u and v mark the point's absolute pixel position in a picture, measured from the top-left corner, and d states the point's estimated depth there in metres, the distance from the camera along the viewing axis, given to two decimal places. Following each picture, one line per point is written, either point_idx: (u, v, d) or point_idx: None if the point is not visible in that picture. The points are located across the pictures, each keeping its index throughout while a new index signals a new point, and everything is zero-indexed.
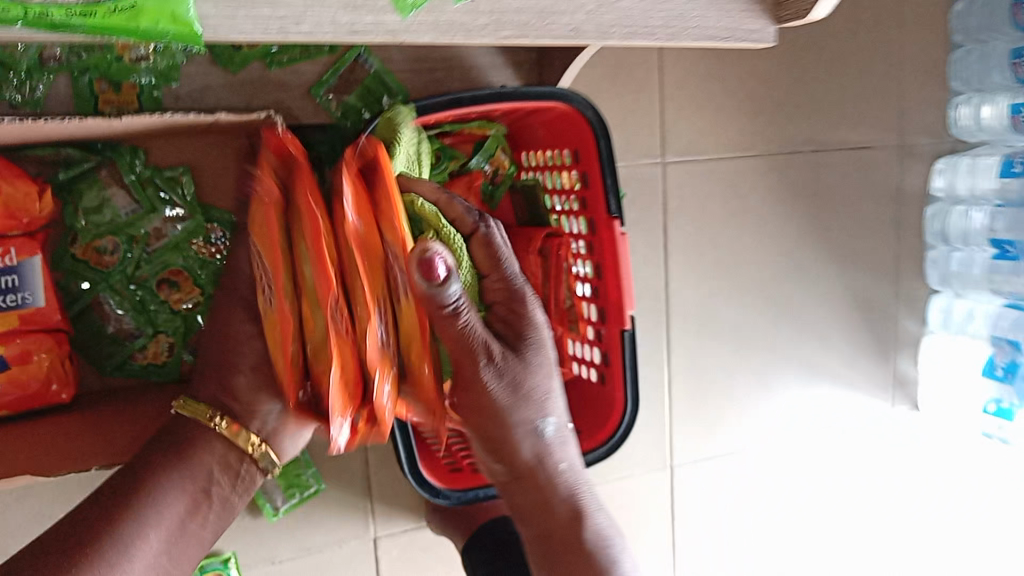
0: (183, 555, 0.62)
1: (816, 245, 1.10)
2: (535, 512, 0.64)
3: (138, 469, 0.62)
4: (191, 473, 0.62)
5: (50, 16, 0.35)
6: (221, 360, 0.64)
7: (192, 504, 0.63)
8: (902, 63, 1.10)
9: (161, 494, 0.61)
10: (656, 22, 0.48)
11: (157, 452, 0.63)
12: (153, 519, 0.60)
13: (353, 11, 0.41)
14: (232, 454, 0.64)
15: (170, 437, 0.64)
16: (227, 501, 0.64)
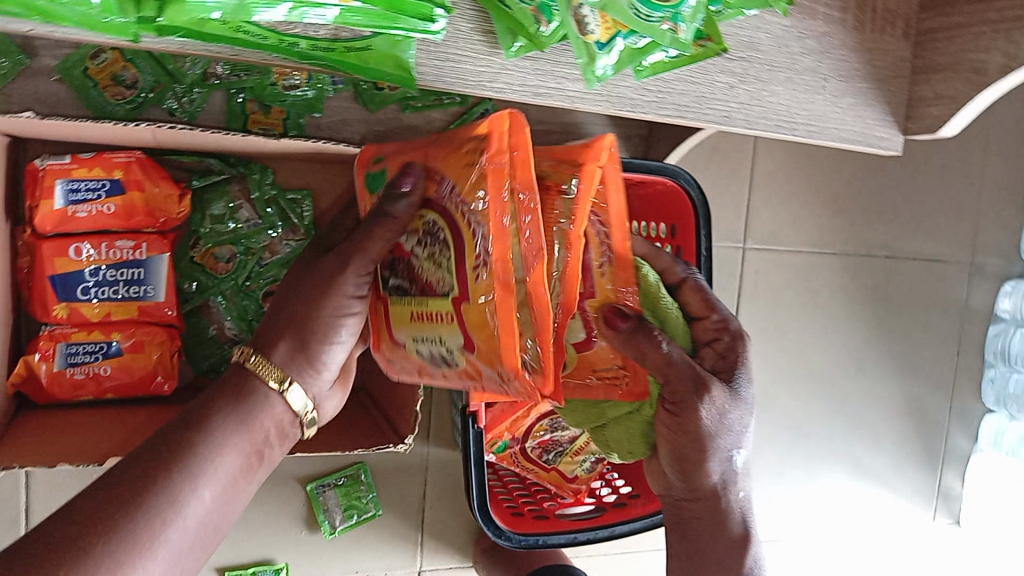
0: (212, 534, 0.49)
1: (878, 347, 1.12)
2: (699, 524, 0.64)
3: (198, 418, 0.50)
4: (251, 428, 0.51)
5: (297, 47, 0.39)
6: (290, 315, 0.53)
7: (250, 458, 0.51)
8: (981, 184, 1.14)
9: (213, 445, 0.49)
10: (798, 119, 0.53)
11: (213, 399, 0.51)
12: (207, 474, 0.48)
13: (540, 76, 0.45)
14: (287, 417, 0.53)
15: (223, 390, 0.52)
16: (274, 466, 0.53)
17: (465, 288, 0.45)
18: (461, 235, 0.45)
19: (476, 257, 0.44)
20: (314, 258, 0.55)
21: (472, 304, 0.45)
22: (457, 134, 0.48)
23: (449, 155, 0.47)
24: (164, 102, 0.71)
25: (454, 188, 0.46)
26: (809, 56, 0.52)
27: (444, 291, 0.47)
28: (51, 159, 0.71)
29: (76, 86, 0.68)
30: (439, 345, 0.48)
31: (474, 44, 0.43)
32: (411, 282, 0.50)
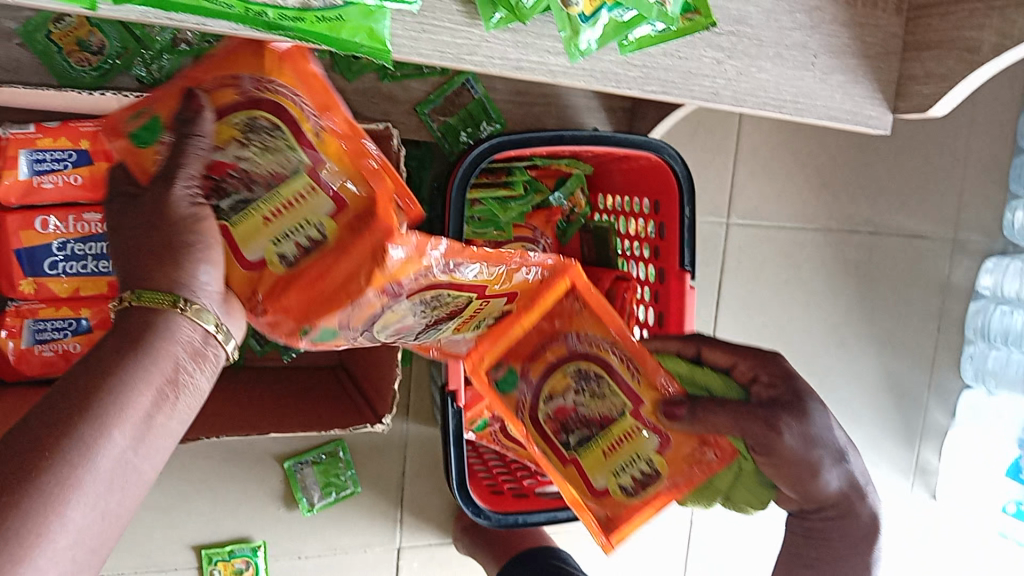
0: (135, 483, 0.41)
1: (858, 323, 1.12)
2: (830, 535, 0.60)
3: (96, 362, 0.41)
4: (154, 362, 0.42)
5: (264, 16, 0.37)
6: (133, 241, 0.44)
7: (161, 395, 0.42)
8: (965, 160, 1.13)
9: (114, 383, 0.40)
10: (786, 96, 0.51)
11: (107, 341, 0.42)
12: (116, 420, 0.40)
13: (522, 48, 0.43)
14: (198, 337, 0.44)
15: (117, 330, 0.42)
16: (197, 394, 0.44)
17: (313, 145, 0.47)
18: (288, 111, 0.46)
19: (310, 123, 0.47)
20: (127, 200, 0.45)
21: (331, 157, 0.47)
22: (206, 61, 0.50)
23: (215, 73, 0.48)
24: (132, 70, 0.68)
25: (255, 77, 0.47)
26: (799, 31, 0.50)
27: (294, 169, 0.46)
28: (13, 129, 0.69)
29: (38, 51, 0.66)
30: (305, 229, 0.46)
31: (453, 15, 0.42)
32: (250, 189, 0.46)
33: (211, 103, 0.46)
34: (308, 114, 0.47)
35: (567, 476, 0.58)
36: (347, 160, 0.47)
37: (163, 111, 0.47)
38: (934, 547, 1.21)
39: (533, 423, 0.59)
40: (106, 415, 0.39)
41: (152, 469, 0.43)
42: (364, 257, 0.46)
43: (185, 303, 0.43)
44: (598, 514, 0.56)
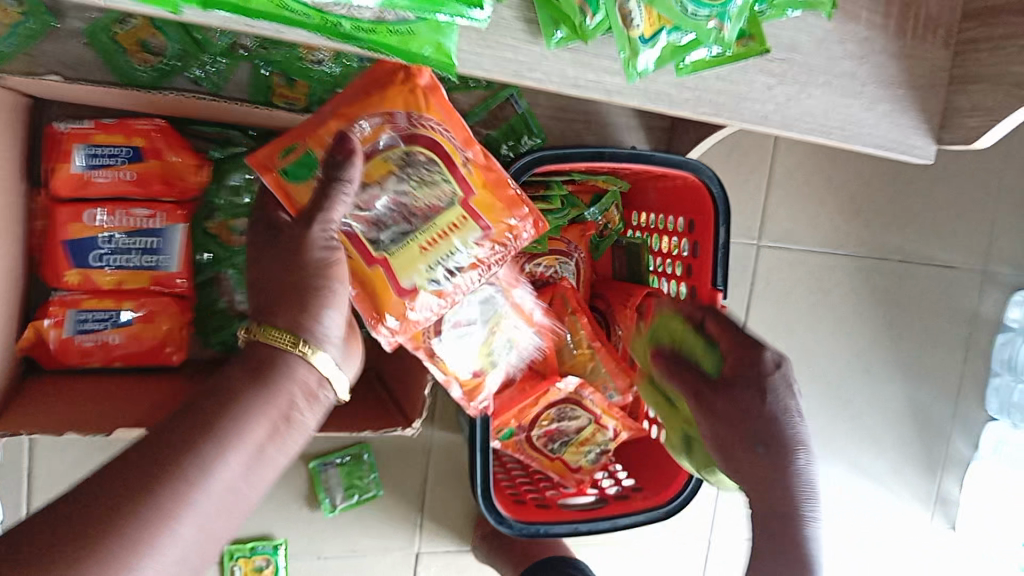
0: (243, 506, 0.46)
1: (885, 350, 1.12)
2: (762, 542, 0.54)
3: (221, 390, 0.47)
4: (273, 391, 0.48)
5: (340, 27, 0.38)
6: (276, 269, 0.53)
7: (274, 425, 0.48)
8: (999, 193, 1.14)
9: (238, 411, 0.46)
10: (832, 124, 0.52)
11: (235, 370, 0.49)
12: (234, 443, 0.45)
13: (580, 67, 0.45)
14: (311, 378, 0.51)
15: (248, 362, 0.50)
16: (307, 431, 0.51)
17: (467, 180, 0.60)
18: (441, 146, 0.59)
19: (461, 156, 0.60)
20: (274, 232, 0.55)
21: (481, 191, 0.61)
22: (345, 94, 0.59)
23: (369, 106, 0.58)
24: (188, 71, 0.70)
25: (409, 114, 0.58)
26: (848, 61, 0.51)
27: (448, 201, 0.59)
28: (70, 123, 0.71)
29: (100, 50, 0.68)
30: (461, 250, 0.60)
31: (516, 33, 0.43)
32: (408, 220, 0.59)
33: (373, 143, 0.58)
34: (459, 151, 0.60)
35: None
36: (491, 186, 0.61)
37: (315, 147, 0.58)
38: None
39: None
40: (225, 439, 0.45)
41: (256, 499, 0.48)
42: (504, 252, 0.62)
43: (302, 346, 0.50)
44: None
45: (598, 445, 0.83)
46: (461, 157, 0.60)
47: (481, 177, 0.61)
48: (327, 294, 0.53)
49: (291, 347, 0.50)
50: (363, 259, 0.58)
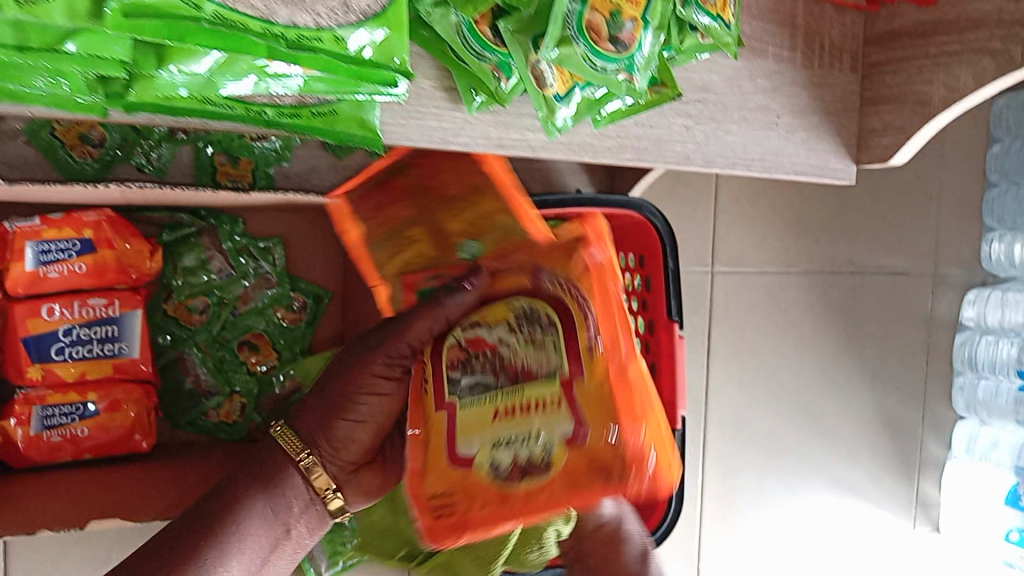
0: None
1: (849, 361, 1.14)
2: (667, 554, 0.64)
3: (231, 494, 0.57)
4: (277, 510, 0.58)
5: (264, 114, 0.39)
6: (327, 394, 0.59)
7: (278, 536, 0.58)
8: (938, 198, 1.18)
9: (245, 520, 0.56)
10: (754, 155, 0.54)
11: (248, 480, 0.58)
12: (234, 553, 0.55)
13: (503, 127, 0.47)
14: (307, 495, 0.59)
15: (259, 473, 0.58)
16: (304, 541, 0.60)
17: (580, 364, 0.45)
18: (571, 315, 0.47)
19: (588, 337, 0.46)
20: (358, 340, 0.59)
21: (591, 386, 0.45)
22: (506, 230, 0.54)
23: (505, 284, 0.53)
24: (132, 159, 0.72)
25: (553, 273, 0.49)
26: (761, 94, 0.54)
27: (548, 373, 0.46)
28: (20, 221, 0.71)
29: (44, 148, 0.69)
30: (527, 448, 0.45)
31: (437, 101, 0.45)
32: (495, 374, 0.49)
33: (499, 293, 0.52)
34: (588, 326, 0.46)
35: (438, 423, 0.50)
36: (594, 368, 0.45)
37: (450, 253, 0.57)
38: None
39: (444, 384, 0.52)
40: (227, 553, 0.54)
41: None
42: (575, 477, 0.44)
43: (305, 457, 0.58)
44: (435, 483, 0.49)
45: None
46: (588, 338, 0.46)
47: (608, 372, 0.45)
48: (349, 411, 0.58)
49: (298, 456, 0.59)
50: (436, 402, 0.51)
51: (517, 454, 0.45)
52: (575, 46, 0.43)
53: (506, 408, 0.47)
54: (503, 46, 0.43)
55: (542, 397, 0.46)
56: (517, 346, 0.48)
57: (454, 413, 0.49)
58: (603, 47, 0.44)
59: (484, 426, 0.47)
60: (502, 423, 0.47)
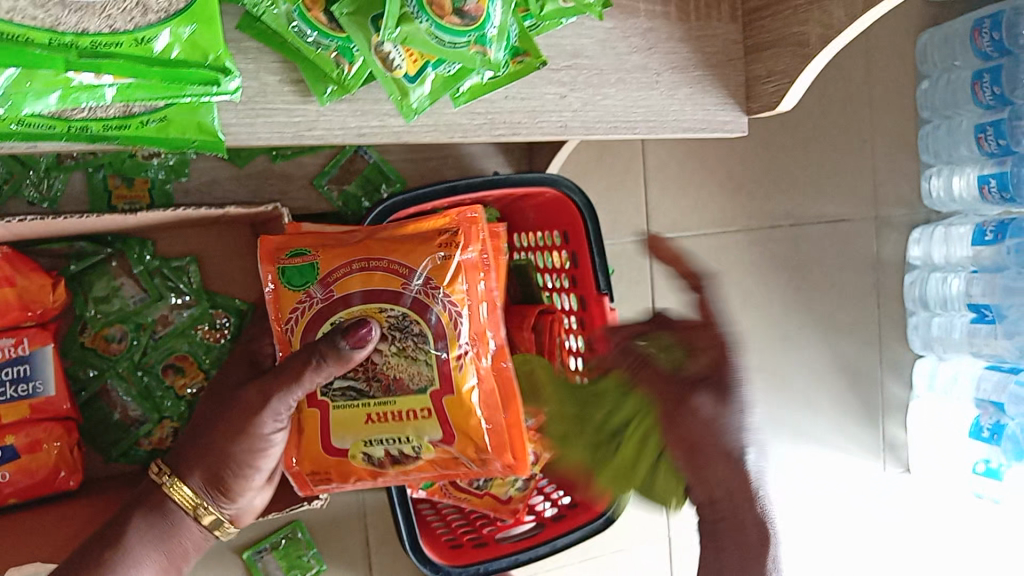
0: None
1: (798, 314, 1.14)
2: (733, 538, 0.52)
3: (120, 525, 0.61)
4: (172, 547, 0.61)
5: (88, 131, 0.37)
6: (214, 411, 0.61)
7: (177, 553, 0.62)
8: (872, 140, 1.16)
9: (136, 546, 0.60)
10: (636, 117, 0.53)
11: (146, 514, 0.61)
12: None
13: (361, 115, 0.45)
14: (201, 533, 0.63)
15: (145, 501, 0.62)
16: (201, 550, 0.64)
17: (447, 381, 0.63)
18: (440, 328, 0.63)
19: (456, 354, 0.63)
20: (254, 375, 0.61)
21: (450, 397, 0.63)
22: (389, 232, 0.66)
23: (350, 258, 0.64)
24: (21, 193, 0.69)
25: (426, 283, 0.63)
26: (637, 54, 0.52)
27: (420, 386, 0.62)
28: None
29: None
30: (403, 442, 0.63)
31: (285, 96, 0.43)
32: (368, 383, 0.62)
33: (364, 300, 0.63)
34: (457, 344, 0.63)
35: (310, 417, 0.62)
36: (459, 383, 0.63)
37: (326, 270, 0.64)
38: (918, 521, 1.20)
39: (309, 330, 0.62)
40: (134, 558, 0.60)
41: None
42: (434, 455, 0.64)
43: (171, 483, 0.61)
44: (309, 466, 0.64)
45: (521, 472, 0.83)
46: (455, 365, 0.63)
47: (463, 397, 0.63)
48: (253, 463, 0.60)
49: (166, 483, 0.61)
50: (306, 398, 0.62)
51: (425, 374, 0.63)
52: (416, 22, 0.42)
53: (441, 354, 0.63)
54: (341, 29, 0.42)
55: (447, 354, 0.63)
56: (395, 357, 0.62)
57: (323, 408, 0.62)
58: (447, 21, 0.42)
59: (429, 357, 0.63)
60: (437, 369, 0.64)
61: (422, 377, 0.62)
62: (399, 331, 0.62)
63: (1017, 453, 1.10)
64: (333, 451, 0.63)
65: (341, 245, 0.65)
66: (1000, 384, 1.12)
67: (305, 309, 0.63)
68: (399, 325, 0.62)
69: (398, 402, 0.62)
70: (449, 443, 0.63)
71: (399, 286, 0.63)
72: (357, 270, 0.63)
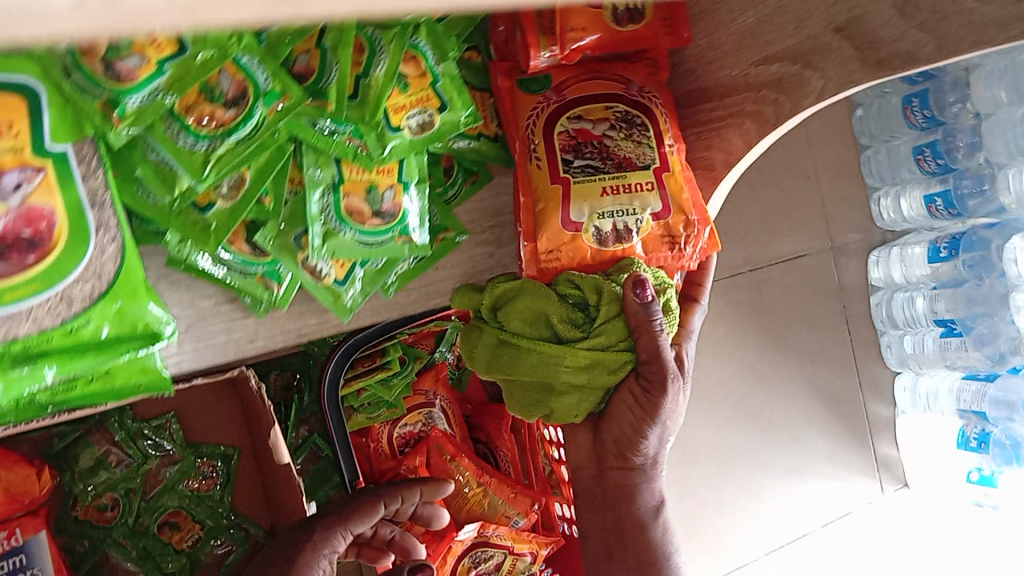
0: None
1: (772, 357, 1.16)
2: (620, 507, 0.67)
3: None
4: None
5: (35, 401, 0.39)
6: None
7: None
8: (816, 174, 1.19)
9: None
10: None
11: None
12: None
13: (297, 317, 0.47)
14: None
15: None
16: None
17: (666, 158, 0.55)
18: (652, 127, 0.56)
19: (665, 148, 0.56)
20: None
21: (674, 172, 0.55)
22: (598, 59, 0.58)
23: (564, 88, 0.56)
24: None
25: (639, 88, 0.56)
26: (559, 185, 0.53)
27: (646, 162, 0.55)
28: None
29: None
30: (630, 214, 0.54)
31: (223, 316, 0.46)
32: (603, 160, 0.55)
33: (587, 123, 0.55)
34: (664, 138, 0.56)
35: (549, 189, 0.53)
36: (696, 218, 0.56)
37: (572, 90, 0.56)
38: (923, 533, 1.20)
39: (540, 152, 0.54)
40: None
41: None
42: (674, 258, 0.56)
43: None
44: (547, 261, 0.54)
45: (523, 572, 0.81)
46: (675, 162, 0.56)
47: (689, 201, 0.56)
48: None
49: None
50: (549, 170, 0.54)
51: (615, 224, 0.54)
52: (341, 235, 0.46)
53: (613, 187, 0.54)
54: (266, 252, 0.45)
55: (639, 183, 0.54)
56: (622, 140, 0.55)
57: (562, 180, 0.54)
58: (369, 224, 0.46)
59: (593, 198, 0.54)
60: (608, 200, 0.54)
61: (648, 155, 0.55)
62: (636, 134, 0.55)
63: (1006, 458, 1.11)
64: (570, 223, 0.53)
65: (577, 77, 0.56)
66: (978, 393, 1.13)
67: (544, 106, 0.55)
68: (627, 124, 0.55)
69: (621, 175, 0.54)
70: (668, 216, 0.55)
71: (627, 102, 0.56)
72: (585, 90, 0.56)
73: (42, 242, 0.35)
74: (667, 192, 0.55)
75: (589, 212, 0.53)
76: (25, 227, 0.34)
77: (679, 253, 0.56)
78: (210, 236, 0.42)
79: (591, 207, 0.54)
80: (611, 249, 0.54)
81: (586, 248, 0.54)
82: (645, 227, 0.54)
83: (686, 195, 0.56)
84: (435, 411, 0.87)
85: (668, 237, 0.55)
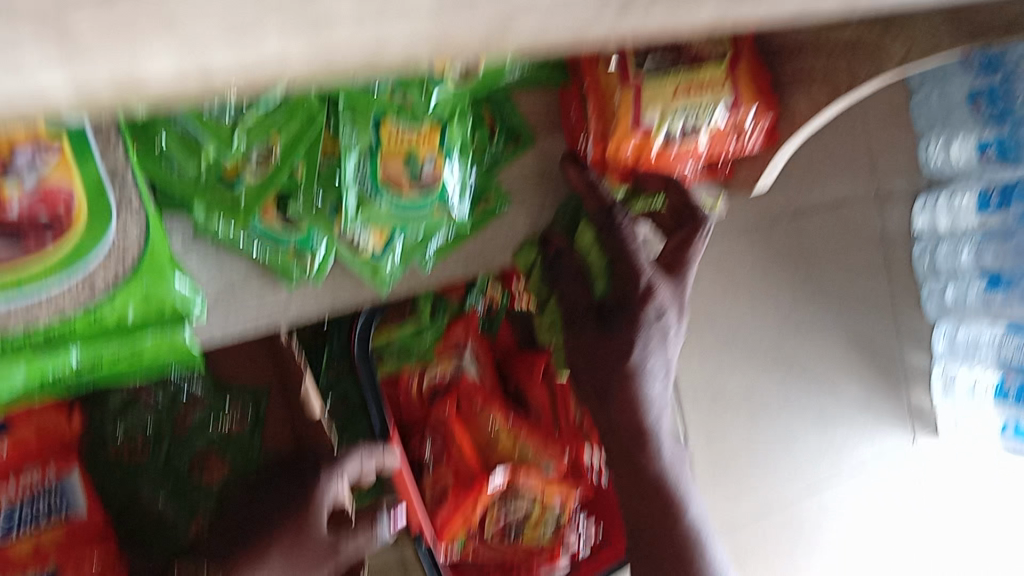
0: None
1: (809, 302, 1.13)
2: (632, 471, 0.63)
3: None
4: None
5: (60, 378, 0.38)
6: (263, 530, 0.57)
7: None
8: (863, 116, 1.12)
9: None
10: None
11: None
12: None
13: (331, 286, 0.48)
14: None
15: None
16: None
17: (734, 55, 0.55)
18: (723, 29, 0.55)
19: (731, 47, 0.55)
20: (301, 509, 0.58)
21: (741, 67, 0.56)
22: None
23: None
24: None
25: None
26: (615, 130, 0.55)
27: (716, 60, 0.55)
28: None
29: None
30: (700, 113, 0.55)
31: (253, 287, 0.45)
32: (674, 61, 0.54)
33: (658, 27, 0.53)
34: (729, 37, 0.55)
35: (626, 95, 0.53)
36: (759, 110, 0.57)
37: None
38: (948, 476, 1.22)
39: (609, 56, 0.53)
40: None
41: None
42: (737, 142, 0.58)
43: None
44: (615, 156, 0.54)
45: (551, 519, 0.83)
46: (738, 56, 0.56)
47: (757, 93, 0.56)
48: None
49: None
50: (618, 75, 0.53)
51: (685, 122, 0.55)
52: (376, 204, 0.47)
53: (685, 86, 0.54)
54: (299, 224, 0.46)
55: (713, 78, 0.55)
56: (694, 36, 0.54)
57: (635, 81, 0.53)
58: (406, 194, 0.47)
59: (666, 98, 0.53)
60: (681, 100, 0.54)
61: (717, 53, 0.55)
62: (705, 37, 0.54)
63: None
64: (645, 127, 0.53)
65: None
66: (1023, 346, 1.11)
67: None
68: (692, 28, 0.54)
69: (692, 72, 0.54)
70: (737, 110, 0.56)
71: None
72: None
73: (61, 223, 0.36)
74: (738, 86, 0.55)
75: (663, 115, 0.53)
76: (44, 209, 0.36)
77: (738, 140, 0.58)
78: (240, 206, 0.44)
79: (663, 107, 0.53)
80: (678, 145, 0.55)
81: (654, 146, 0.55)
82: (716, 122, 0.55)
83: (753, 86, 0.56)
84: (466, 357, 0.85)
85: (733, 130, 0.57)
